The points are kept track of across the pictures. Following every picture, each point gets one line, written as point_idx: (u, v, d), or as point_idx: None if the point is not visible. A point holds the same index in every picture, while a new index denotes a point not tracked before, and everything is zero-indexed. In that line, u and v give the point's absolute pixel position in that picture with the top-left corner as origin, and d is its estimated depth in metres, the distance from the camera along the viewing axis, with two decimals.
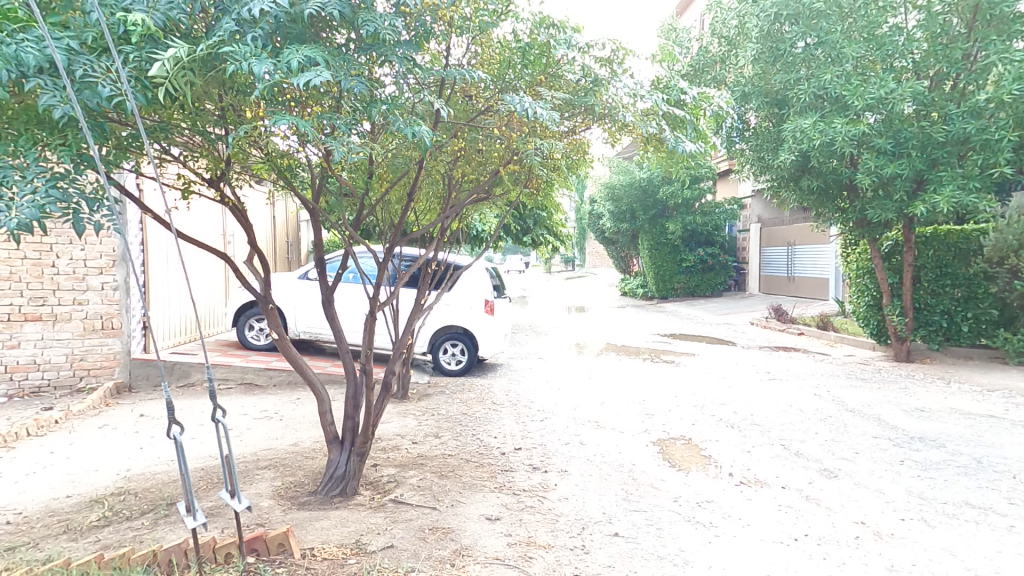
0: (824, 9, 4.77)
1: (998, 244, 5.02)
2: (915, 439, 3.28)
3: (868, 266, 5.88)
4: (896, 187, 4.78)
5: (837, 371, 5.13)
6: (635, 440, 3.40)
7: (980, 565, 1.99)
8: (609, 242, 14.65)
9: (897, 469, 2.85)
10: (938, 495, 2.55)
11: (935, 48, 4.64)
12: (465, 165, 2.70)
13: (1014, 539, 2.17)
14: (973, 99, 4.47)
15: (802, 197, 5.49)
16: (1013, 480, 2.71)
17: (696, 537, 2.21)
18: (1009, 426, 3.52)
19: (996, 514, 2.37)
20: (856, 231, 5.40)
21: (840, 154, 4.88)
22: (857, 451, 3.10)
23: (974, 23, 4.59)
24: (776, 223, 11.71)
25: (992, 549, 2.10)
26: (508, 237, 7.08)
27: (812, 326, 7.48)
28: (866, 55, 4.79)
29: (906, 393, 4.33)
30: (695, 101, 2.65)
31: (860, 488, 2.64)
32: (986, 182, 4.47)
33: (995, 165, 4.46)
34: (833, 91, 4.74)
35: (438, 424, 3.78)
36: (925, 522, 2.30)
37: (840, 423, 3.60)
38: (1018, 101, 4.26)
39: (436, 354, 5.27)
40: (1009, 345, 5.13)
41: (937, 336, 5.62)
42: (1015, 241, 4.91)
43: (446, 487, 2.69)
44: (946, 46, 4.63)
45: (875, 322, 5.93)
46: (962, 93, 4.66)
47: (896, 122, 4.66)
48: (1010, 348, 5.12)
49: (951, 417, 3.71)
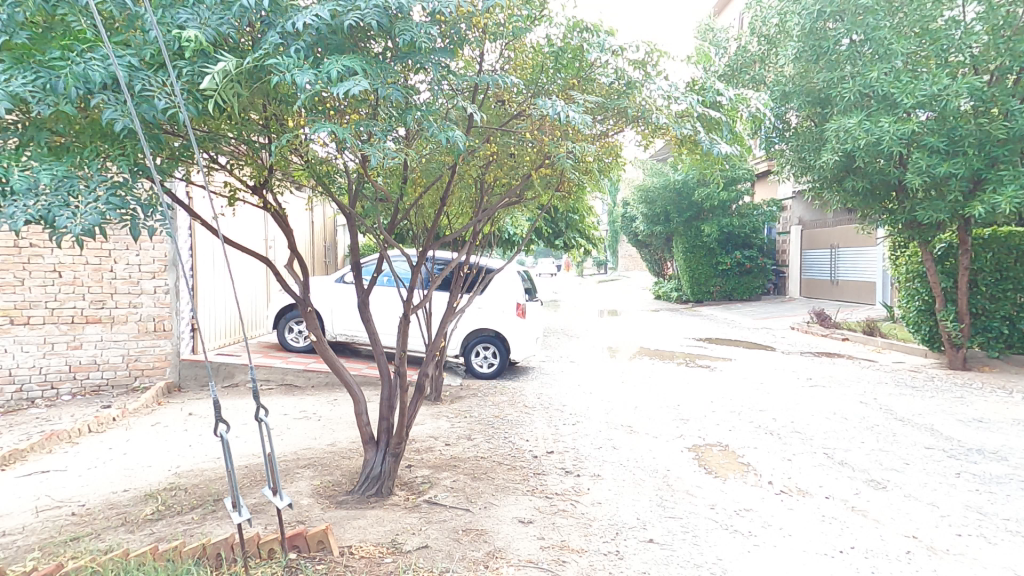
0: (872, 5, 4.60)
1: None
2: (972, 451, 3.12)
3: (919, 270, 5.61)
4: (951, 188, 4.56)
5: (884, 378, 4.92)
6: (669, 445, 3.35)
7: None
8: (643, 244, 14.48)
9: (952, 482, 2.72)
10: (998, 511, 2.42)
11: (996, 42, 4.41)
12: (497, 169, 2.74)
13: None
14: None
15: (846, 198, 5.29)
16: None
17: (735, 546, 2.16)
18: None
19: None
20: (905, 233, 5.17)
21: (887, 154, 4.70)
22: (907, 462, 2.97)
23: None
24: (818, 225, 11.36)
25: None
26: (541, 241, 7.07)
27: (857, 332, 7.21)
28: (919, 50, 4.61)
29: (961, 403, 4.12)
30: (732, 103, 2.59)
31: (911, 500, 2.52)
32: None
33: None
34: (880, 89, 4.58)
35: (471, 426, 3.81)
36: (984, 538, 2.19)
37: (888, 432, 3.46)
38: None
39: (469, 357, 5.31)
40: None
41: (997, 343, 5.31)
42: None
43: (480, 489, 2.71)
44: (1009, 39, 4.40)
45: (928, 327, 5.64)
46: None
47: (950, 119, 4.45)
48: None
49: (1013, 429, 3.51)
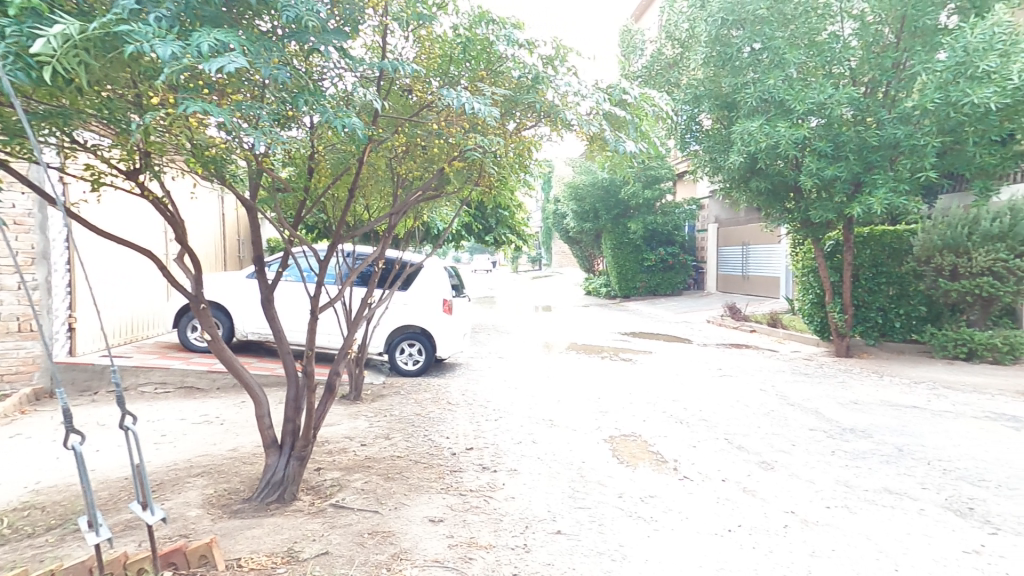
0: (767, 16, 4.93)
1: (926, 243, 5.32)
2: (847, 430, 3.40)
3: (812, 265, 6.08)
4: (837, 189, 4.95)
5: (783, 367, 5.28)
6: (587, 437, 3.42)
7: (892, 548, 2.06)
8: (574, 241, 14.78)
9: (829, 459, 2.95)
10: (862, 483, 2.64)
11: (868, 57, 4.85)
12: (410, 161, 2.67)
13: (923, 521, 2.26)
14: (901, 105, 4.69)
15: (752, 197, 5.62)
16: (927, 466, 2.83)
17: (636, 532, 2.23)
18: (931, 415, 3.69)
19: (910, 499, 2.47)
20: (800, 231, 5.57)
21: (784, 157, 5.05)
22: (794, 443, 3.20)
23: (902, 33, 4.79)
24: (731, 223, 12.04)
25: (903, 531, 2.19)
26: (470, 237, 7.02)
27: (763, 323, 7.71)
28: (808, 60, 4.95)
29: (844, 387, 4.50)
30: (637, 102, 2.65)
31: (793, 479, 2.71)
32: (916, 185, 4.67)
33: (923, 169, 4.63)
34: (776, 95, 4.88)
35: (390, 425, 3.71)
36: (848, 509, 2.38)
37: (782, 416, 3.71)
38: (941, 110, 4.46)
39: (392, 354, 5.18)
40: (935, 339, 5.45)
41: (873, 332, 5.83)
42: (941, 240, 5.23)
43: (392, 489, 2.64)
44: (878, 55, 4.85)
45: (819, 319, 6.12)
46: (892, 100, 4.86)
47: (835, 126, 4.80)
48: (934, 341, 5.44)
49: (880, 409, 3.87)
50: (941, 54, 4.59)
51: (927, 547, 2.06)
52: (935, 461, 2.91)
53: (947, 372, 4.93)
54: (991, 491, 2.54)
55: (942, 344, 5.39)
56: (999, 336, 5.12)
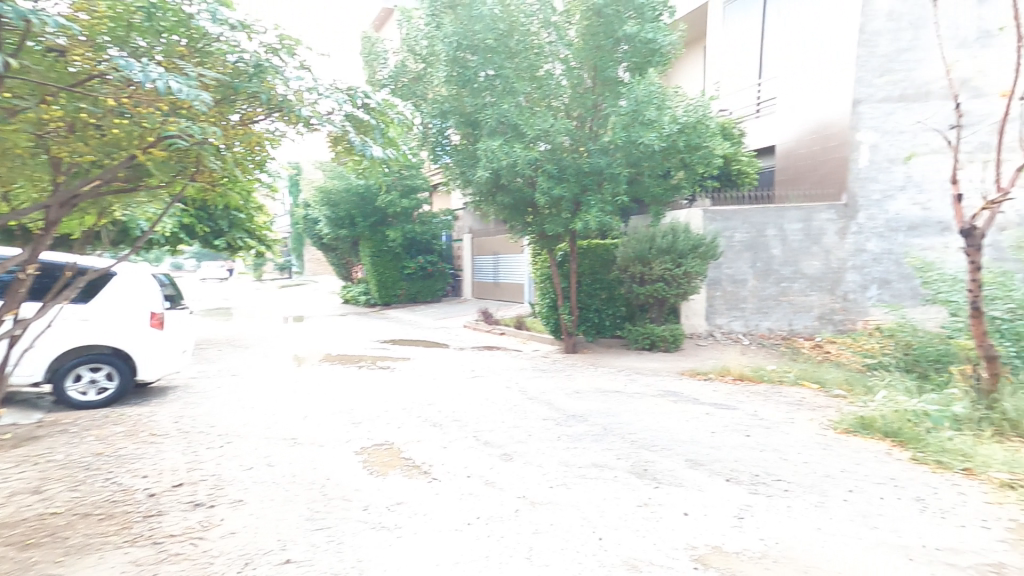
0: (495, 46, 5.51)
1: (626, 257, 6.51)
2: (571, 417, 3.93)
3: (546, 272, 6.97)
4: (563, 207, 5.73)
5: (524, 365, 5.87)
6: (337, 452, 3.22)
7: (594, 514, 2.43)
8: (328, 248, 14.15)
9: (557, 444, 3.35)
10: (578, 461, 3.07)
11: (576, 96, 5.77)
12: (86, 134, 2.51)
13: (621, 487, 2.73)
14: (601, 139, 5.68)
15: (499, 211, 6.11)
16: (624, 440, 3.44)
17: (378, 542, 2.18)
18: (626, 398, 4.53)
19: (611, 469, 2.96)
20: (538, 242, 6.36)
21: (522, 175, 5.64)
22: (530, 433, 3.55)
23: (596, 80, 5.79)
24: (483, 233, 13.00)
25: (605, 498, 2.60)
26: (194, 240, 6.07)
27: (511, 326, 8.49)
28: (531, 92, 5.75)
29: (570, 378, 5.21)
30: (382, 108, 2.62)
31: (527, 466, 2.99)
32: (616, 207, 5.69)
33: (620, 193, 5.66)
34: (511, 119, 5.46)
35: (48, 474, 2.90)
36: (566, 486, 2.74)
37: (522, 409, 4.10)
38: (625, 146, 5.48)
39: (70, 383, 4.08)
40: (630, 334, 6.70)
41: (591, 330, 6.98)
42: (636, 253, 6.43)
43: (32, 560, 2.04)
44: (582, 95, 5.81)
45: (553, 320, 7.01)
46: (594, 133, 5.83)
47: (557, 151, 5.62)
48: (630, 335, 6.68)
49: (594, 395, 4.59)
50: (621, 101, 5.62)
51: (617, 509, 2.49)
52: (624, 434, 3.57)
53: (639, 361, 6.14)
54: (658, 453, 3.23)
55: (635, 338, 6.66)
56: (669, 329, 6.54)
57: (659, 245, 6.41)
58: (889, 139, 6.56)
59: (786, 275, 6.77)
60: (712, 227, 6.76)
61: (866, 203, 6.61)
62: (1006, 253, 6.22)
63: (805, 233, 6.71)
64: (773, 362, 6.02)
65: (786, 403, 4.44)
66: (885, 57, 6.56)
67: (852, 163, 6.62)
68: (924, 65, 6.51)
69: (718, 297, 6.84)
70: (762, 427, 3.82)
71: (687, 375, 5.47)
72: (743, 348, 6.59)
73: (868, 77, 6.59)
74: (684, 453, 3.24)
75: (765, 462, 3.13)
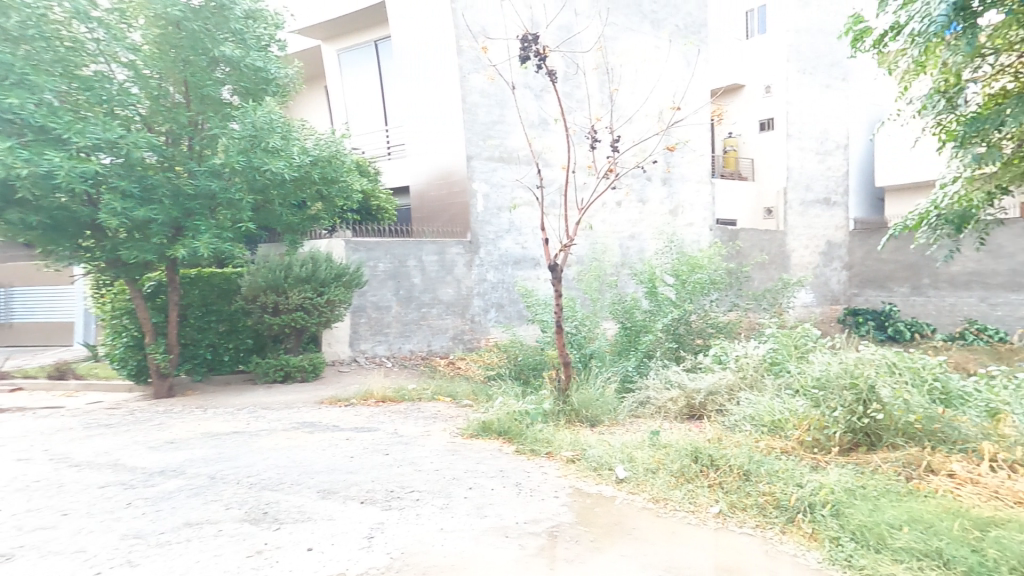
0: (19, 24, 4.58)
1: (252, 284, 6.18)
2: (155, 475, 3.40)
3: (127, 306, 6.19)
4: (153, 231, 5.18)
5: (74, 423, 4.83)
6: None
7: None
8: None
9: (117, 515, 2.80)
10: (159, 527, 2.66)
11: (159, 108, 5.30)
12: None
13: (213, 542, 2.51)
14: (211, 161, 5.34)
15: (20, 233, 5.06)
16: (233, 487, 3.18)
17: None
18: (245, 437, 4.25)
19: (205, 526, 2.67)
20: (109, 270, 5.57)
21: (65, 192, 4.86)
22: (66, 512, 2.83)
23: (190, 97, 5.45)
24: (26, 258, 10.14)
25: (186, 561, 2.35)
26: None
27: (61, 383, 6.86)
28: (74, 92, 4.89)
29: (160, 429, 4.56)
30: None
31: (52, 556, 2.37)
32: (236, 234, 5.46)
33: (243, 221, 5.48)
34: (33, 120, 4.51)
35: None
36: (130, 562, 2.33)
37: (60, 484, 3.26)
38: (245, 171, 5.32)
39: None
40: (258, 368, 6.37)
41: (201, 367, 6.48)
42: (263, 282, 6.15)
43: None
44: (169, 109, 5.36)
45: (134, 362, 6.23)
46: (199, 153, 5.52)
47: (136, 168, 5.07)
48: (260, 369, 6.32)
49: (196, 442, 4.13)
50: (232, 124, 5.51)
51: (213, 567, 2.30)
52: (244, 479, 3.31)
53: (269, 395, 5.87)
54: (280, 493, 3.09)
55: (264, 372, 6.35)
56: (307, 358, 6.42)
57: (297, 275, 6.21)
58: (495, 191, 8.13)
59: (425, 300, 7.59)
60: (355, 257, 6.98)
61: (484, 241, 8.05)
62: (573, 284, 8.59)
63: (439, 263, 7.67)
64: (413, 381, 6.65)
65: (423, 418, 4.94)
66: (486, 125, 8.09)
67: (471, 207, 7.88)
68: (514, 136, 8.35)
69: (365, 323, 7.18)
70: (399, 444, 4.14)
71: (326, 404, 5.47)
72: (387, 370, 7.01)
73: (476, 139, 7.99)
74: (317, 485, 3.22)
75: (398, 478, 3.46)
